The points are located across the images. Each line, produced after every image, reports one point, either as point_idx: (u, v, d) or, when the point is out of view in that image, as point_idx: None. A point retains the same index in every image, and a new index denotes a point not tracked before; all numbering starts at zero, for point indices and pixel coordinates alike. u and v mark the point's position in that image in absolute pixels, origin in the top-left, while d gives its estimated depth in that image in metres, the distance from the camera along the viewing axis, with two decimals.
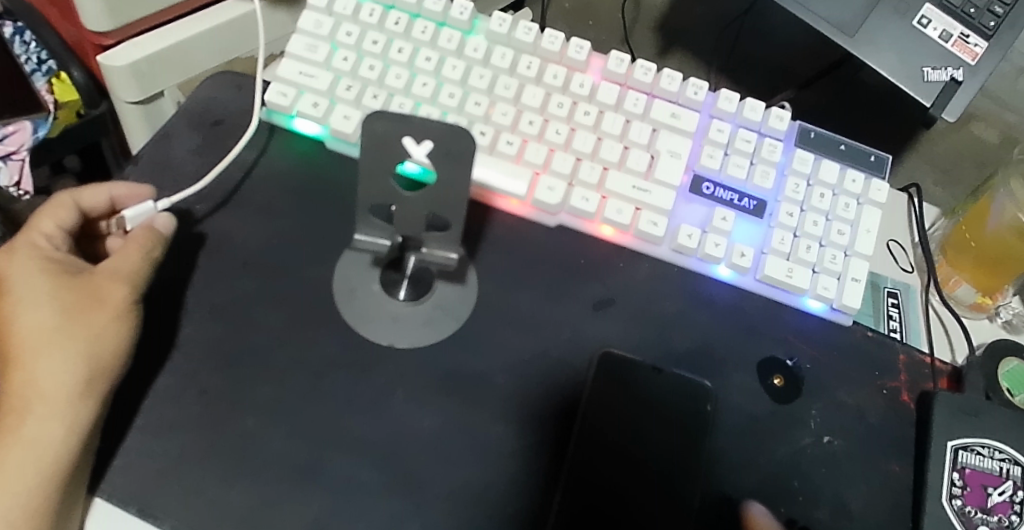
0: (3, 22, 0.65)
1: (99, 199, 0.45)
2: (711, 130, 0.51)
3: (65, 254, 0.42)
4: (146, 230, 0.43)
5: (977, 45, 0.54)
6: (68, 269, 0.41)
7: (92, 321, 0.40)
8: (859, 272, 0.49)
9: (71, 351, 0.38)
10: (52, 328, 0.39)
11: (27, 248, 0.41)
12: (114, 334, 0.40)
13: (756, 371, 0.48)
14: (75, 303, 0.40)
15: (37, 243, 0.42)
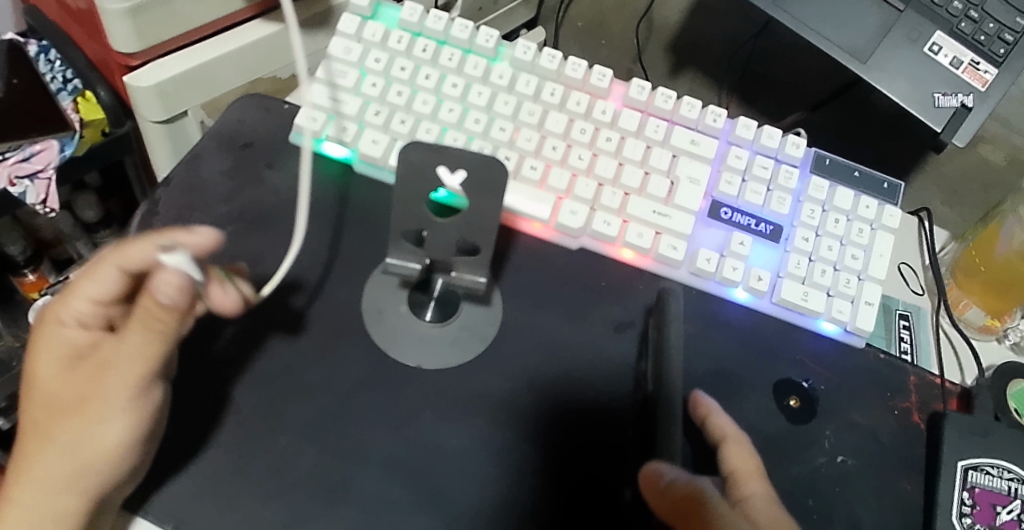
0: (29, 41, 0.65)
1: (140, 258, 0.38)
2: (730, 157, 0.52)
3: (90, 334, 0.41)
4: (157, 298, 0.36)
5: (987, 72, 0.55)
6: (84, 351, 0.40)
7: (76, 420, 0.39)
8: (873, 296, 0.50)
9: (57, 444, 0.39)
10: (47, 419, 0.39)
11: (52, 328, 0.40)
12: (103, 431, 0.39)
13: (772, 392, 0.49)
14: (71, 400, 0.39)
15: (65, 316, 0.40)
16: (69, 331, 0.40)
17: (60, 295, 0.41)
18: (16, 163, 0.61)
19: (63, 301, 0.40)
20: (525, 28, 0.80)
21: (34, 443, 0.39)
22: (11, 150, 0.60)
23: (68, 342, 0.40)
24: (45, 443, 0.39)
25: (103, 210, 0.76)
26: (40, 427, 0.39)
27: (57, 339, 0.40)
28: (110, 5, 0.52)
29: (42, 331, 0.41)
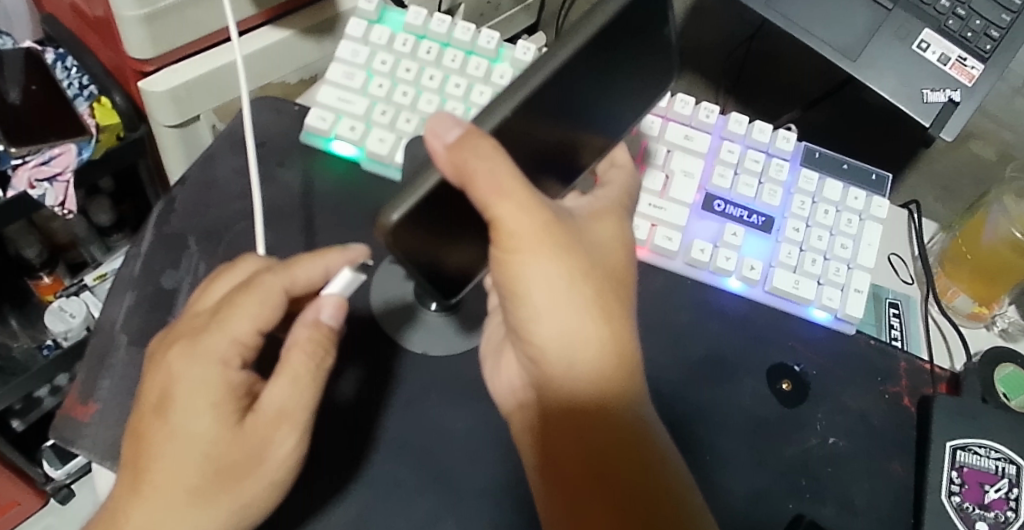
0: (45, 49, 0.67)
1: (312, 275, 0.40)
2: (722, 151, 0.54)
3: (244, 375, 0.39)
4: (314, 329, 0.40)
5: (974, 68, 0.57)
6: (241, 402, 0.39)
7: (243, 486, 0.38)
8: (862, 284, 0.53)
9: (215, 506, 0.38)
10: (201, 478, 0.38)
11: (209, 368, 0.38)
12: (265, 496, 0.39)
13: (766, 376, 0.51)
14: (234, 457, 0.38)
15: (228, 356, 0.39)
16: (229, 374, 0.38)
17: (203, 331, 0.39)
18: (36, 166, 0.62)
19: (218, 334, 0.39)
20: (525, 32, 0.83)
21: (184, 497, 0.37)
22: (32, 153, 0.61)
23: (222, 389, 0.38)
24: (202, 497, 0.38)
25: (117, 215, 0.77)
26: (193, 488, 0.38)
27: (209, 381, 0.38)
28: (127, 12, 0.54)
29: (191, 370, 0.38)
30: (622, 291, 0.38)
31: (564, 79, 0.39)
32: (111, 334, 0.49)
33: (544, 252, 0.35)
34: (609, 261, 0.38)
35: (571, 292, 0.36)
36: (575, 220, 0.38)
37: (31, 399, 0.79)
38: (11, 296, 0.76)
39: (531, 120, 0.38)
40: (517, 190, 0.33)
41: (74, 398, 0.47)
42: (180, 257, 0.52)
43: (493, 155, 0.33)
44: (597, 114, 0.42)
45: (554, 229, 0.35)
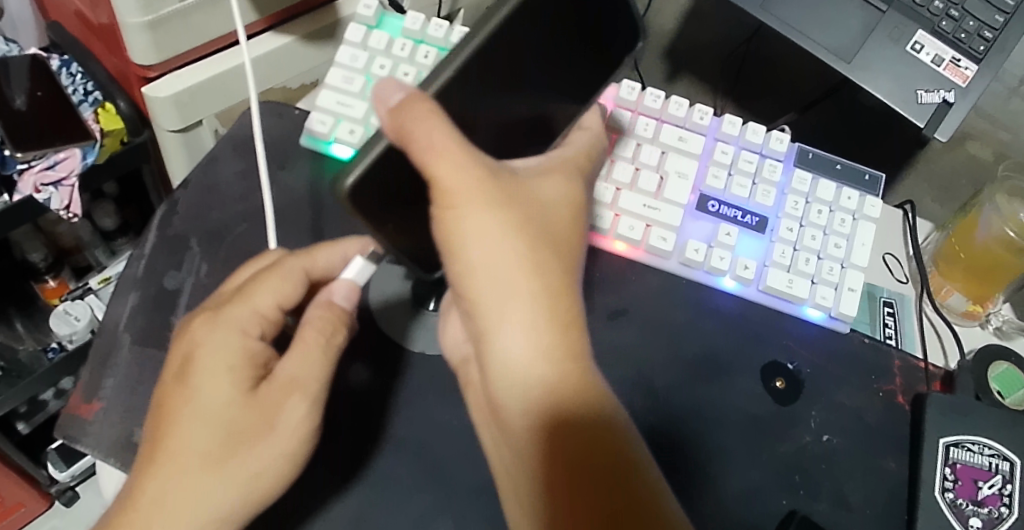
0: (50, 55, 0.67)
1: (328, 259, 0.43)
2: (716, 152, 0.55)
3: (262, 347, 0.41)
4: (327, 307, 0.42)
5: (968, 68, 0.57)
6: (258, 374, 0.40)
7: (254, 455, 0.39)
8: (855, 283, 0.53)
9: (226, 473, 0.38)
10: (215, 442, 0.38)
11: (233, 332, 0.40)
12: (275, 469, 0.39)
13: (760, 374, 0.52)
14: (248, 423, 0.39)
15: (249, 325, 0.41)
16: (249, 343, 0.40)
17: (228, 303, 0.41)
18: (42, 170, 0.63)
19: (242, 303, 0.41)
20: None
21: (195, 460, 0.38)
22: (37, 157, 0.62)
23: (241, 356, 0.40)
24: (214, 464, 0.38)
25: (121, 219, 0.78)
26: (206, 452, 0.38)
27: (230, 344, 0.40)
28: (131, 18, 0.55)
29: (212, 336, 0.40)
30: (571, 252, 0.38)
31: (517, 36, 0.39)
32: (114, 334, 0.50)
33: (482, 211, 0.35)
34: (560, 220, 0.38)
35: (514, 249, 0.35)
36: (523, 179, 0.37)
37: (36, 403, 0.81)
38: (16, 298, 0.77)
39: (487, 78, 0.38)
40: (453, 148, 0.34)
41: (78, 397, 0.48)
42: (183, 258, 0.53)
43: (430, 117, 0.34)
44: (558, 70, 0.43)
45: (493, 188, 0.35)
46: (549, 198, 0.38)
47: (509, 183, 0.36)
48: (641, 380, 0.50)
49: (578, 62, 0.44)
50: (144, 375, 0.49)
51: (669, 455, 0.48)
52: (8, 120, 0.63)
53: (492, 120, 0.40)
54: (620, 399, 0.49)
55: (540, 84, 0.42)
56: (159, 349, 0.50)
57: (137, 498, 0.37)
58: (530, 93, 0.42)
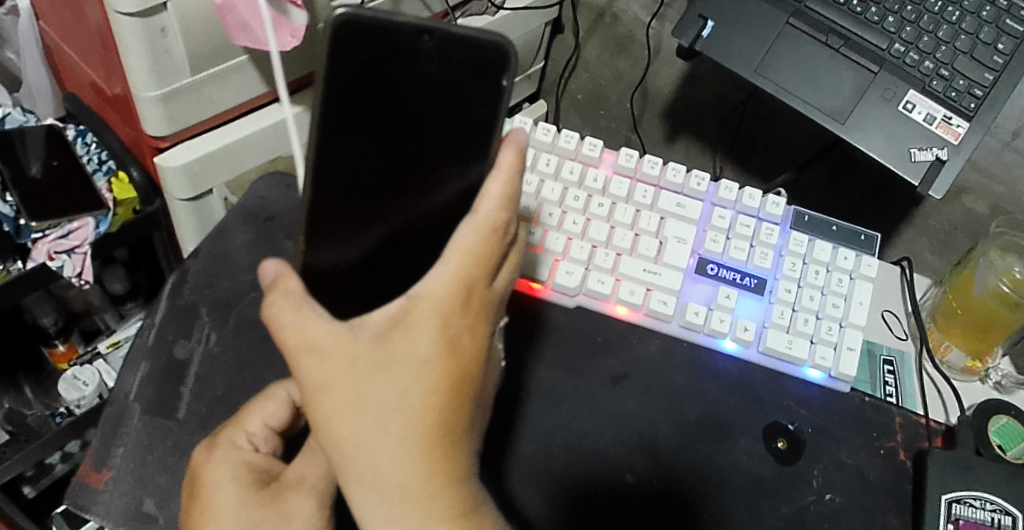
0: (67, 126, 0.70)
1: None
2: (714, 217, 0.56)
3: (263, 456, 0.44)
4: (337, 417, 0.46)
5: (960, 126, 0.58)
6: (263, 478, 0.43)
7: None
8: (854, 342, 0.54)
9: None
10: None
11: (229, 447, 0.43)
12: None
13: (761, 435, 0.53)
14: (264, 517, 0.41)
15: (243, 438, 0.44)
16: (247, 454, 0.43)
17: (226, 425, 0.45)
18: (56, 239, 0.64)
19: (235, 427, 0.44)
20: (525, 101, 0.91)
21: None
22: (52, 227, 0.64)
23: (242, 467, 0.43)
24: None
25: (130, 283, 0.79)
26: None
27: (230, 454, 0.43)
28: (145, 92, 0.57)
29: (212, 457, 0.43)
30: (420, 420, 0.34)
31: (355, 150, 0.39)
32: (124, 403, 0.51)
33: (315, 397, 0.35)
34: (408, 384, 0.35)
35: (349, 432, 0.35)
36: (370, 343, 0.35)
37: (43, 466, 0.82)
38: (27, 363, 0.79)
39: (366, 192, 0.41)
40: (291, 341, 0.36)
41: (88, 467, 0.49)
42: (193, 326, 0.54)
43: (280, 308, 0.37)
44: (442, 131, 0.40)
45: (327, 373, 0.35)
46: (395, 361, 0.35)
47: (347, 358, 0.35)
48: (643, 442, 0.51)
49: (452, 114, 0.39)
50: (154, 444, 0.49)
51: (672, 518, 0.49)
52: (21, 188, 0.64)
53: (421, 211, 0.42)
54: (623, 463, 0.50)
55: (438, 158, 0.41)
56: (168, 419, 0.50)
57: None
58: (435, 163, 0.41)
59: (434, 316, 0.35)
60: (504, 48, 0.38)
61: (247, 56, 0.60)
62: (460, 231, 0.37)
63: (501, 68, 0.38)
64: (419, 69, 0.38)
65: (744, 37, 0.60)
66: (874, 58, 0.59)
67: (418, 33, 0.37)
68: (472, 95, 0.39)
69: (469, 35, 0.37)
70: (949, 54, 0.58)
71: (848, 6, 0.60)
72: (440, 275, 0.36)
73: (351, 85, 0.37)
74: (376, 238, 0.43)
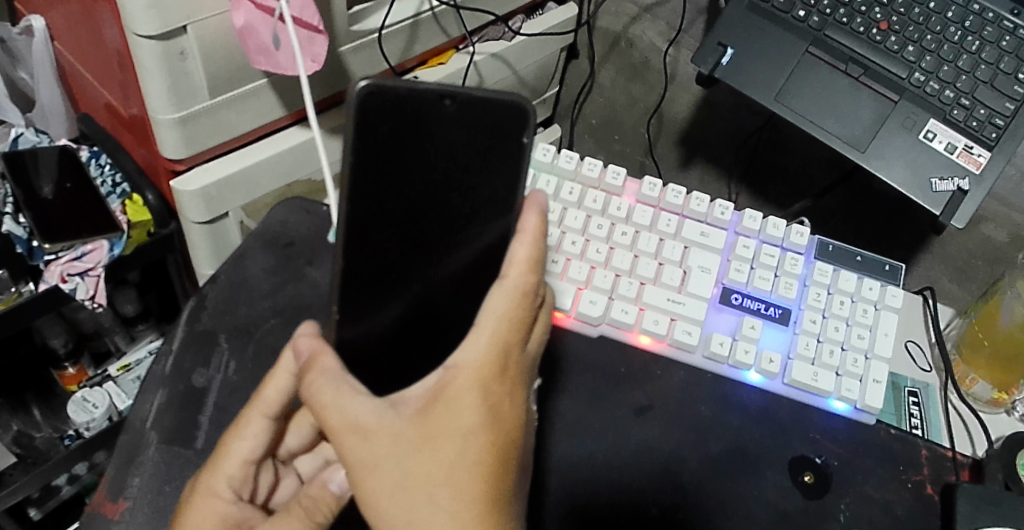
0: (81, 147, 0.70)
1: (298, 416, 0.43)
2: (738, 246, 0.56)
3: (242, 507, 0.44)
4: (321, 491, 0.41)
5: (981, 155, 0.57)
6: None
7: None
8: (880, 374, 0.53)
9: None
10: None
11: (209, 499, 0.44)
12: None
13: (787, 469, 0.52)
14: None
15: (222, 487, 0.44)
16: (226, 509, 0.44)
17: (209, 466, 0.45)
18: (70, 261, 0.63)
19: (215, 473, 0.44)
20: (541, 125, 0.91)
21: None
22: (66, 249, 0.63)
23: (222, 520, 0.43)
24: None
25: (141, 305, 0.78)
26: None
27: (211, 507, 0.43)
28: (163, 115, 0.56)
29: (194, 508, 0.44)
30: (469, 490, 0.35)
31: (379, 215, 0.41)
32: (140, 432, 0.50)
33: (362, 477, 0.36)
34: (456, 458, 0.35)
35: (402, 512, 0.35)
36: (412, 418, 0.36)
37: (49, 488, 0.81)
38: (37, 384, 0.78)
39: (392, 261, 0.42)
40: (333, 421, 0.37)
41: (104, 496, 0.48)
42: (211, 354, 0.53)
43: (325, 387, 0.38)
44: (467, 194, 0.41)
45: (371, 452, 0.36)
46: (442, 435, 0.36)
47: (393, 436, 0.36)
48: (667, 474, 0.50)
49: (475, 175, 0.41)
50: (171, 474, 0.49)
51: None
52: (36, 210, 0.64)
53: (449, 277, 0.43)
54: (648, 497, 0.49)
55: (461, 221, 0.42)
56: (186, 448, 0.49)
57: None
58: (461, 225, 0.42)
59: (474, 385, 0.36)
60: (522, 107, 0.40)
61: (266, 80, 0.60)
62: (491, 298, 0.38)
63: (520, 125, 0.41)
64: (442, 132, 0.40)
65: (764, 65, 0.59)
66: (895, 87, 0.58)
67: (439, 98, 0.39)
68: (495, 157, 0.41)
69: (489, 97, 0.40)
70: (969, 83, 0.58)
71: (867, 34, 0.59)
72: (479, 345, 0.37)
73: (376, 152, 0.39)
74: (404, 306, 0.43)
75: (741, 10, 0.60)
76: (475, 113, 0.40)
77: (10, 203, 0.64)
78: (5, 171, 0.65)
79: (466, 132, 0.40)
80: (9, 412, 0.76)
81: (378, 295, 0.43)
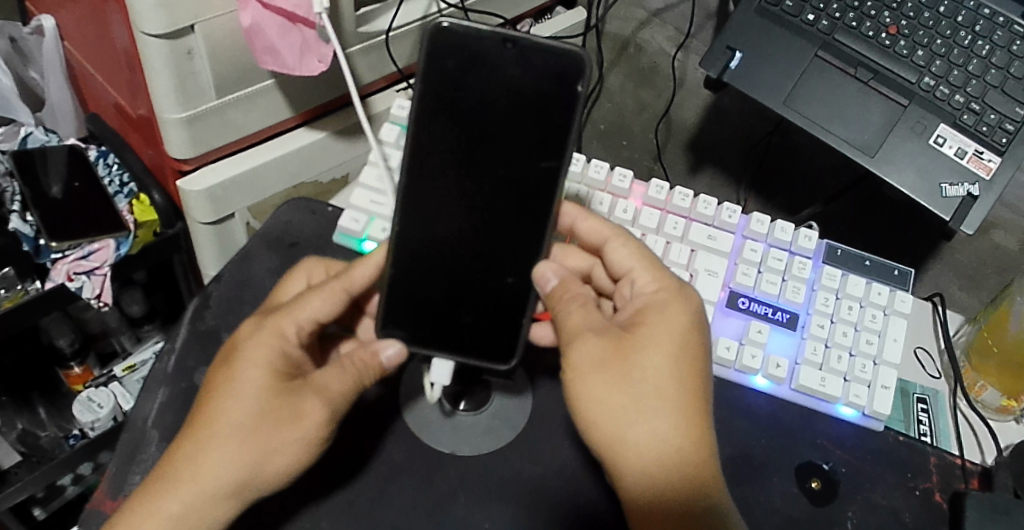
0: (89, 147, 0.70)
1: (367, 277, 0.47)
2: (745, 250, 0.56)
3: (298, 353, 0.46)
4: (368, 356, 0.46)
5: (991, 160, 0.57)
6: (289, 373, 0.45)
7: (275, 435, 0.43)
8: (888, 380, 0.53)
9: (234, 453, 0.43)
10: (246, 423, 0.43)
11: (274, 335, 0.45)
12: (287, 454, 0.44)
13: (794, 476, 0.51)
14: (276, 409, 0.44)
15: (288, 331, 0.46)
16: (287, 348, 0.46)
17: (279, 310, 0.46)
18: (76, 260, 0.63)
19: (285, 315, 0.46)
20: None
21: (227, 433, 0.43)
22: (72, 248, 0.63)
23: (279, 357, 0.45)
24: (237, 439, 0.43)
25: (148, 306, 0.78)
26: (241, 424, 0.43)
27: (275, 341, 0.45)
28: (170, 114, 0.56)
29: (253, 343, 0.45)
30: (693, 380, 0.44)
31: (445, 141, 0.47)
32: (142, 430, 0.50)
33: (598, 375, 0.44)
34: (678, 353, 0.44)
35: (634, 394, 0.43)
36: (631, 328, 0.45)
37: (54, 488, 0.81)
38: (42, 383, 0.78)
39: (458, 189, 0.48)
40: (574, 328, 0.45)
41: (104, 493, 0.48)
42: (213, 353, 0.53)
43: (561, 305, 0.47)
44: (524, 132, 0.47)
45: (604, 351, 0.44)
46: (655, 339, 0.44)
47: (633, 340, 0.44)
48: None
49: (531, 117, 0.47)
50: None
51: None
52: (43, 208, 0.64)
53: (504, 206, 0.48)
54: None
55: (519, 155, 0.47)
56: None
57: (176, 457, 0.44)
58: (516, 162, 0.47)
59: (673, 299, 0.46)
60: (576, 54, 0.45)
61: (274, 80, 0.60)
62: (618, 251, 0.49)
63: (577, 74, 0.46)
64: (502, 72, 0.46)
65: (773, 68, 0.59)
66: (904, 91, 0.58)
67: (503, 41, 0.46)
68: (550, 98, 0.46)
69: (550, 45, 0.46)
70: (979, 88, 0.58)
71: (877, 39, 0.59)
72: (665, 274, 0.47)
73: (446, 83, 0.46)
74: (460, 234, 0.48)
75: (749, 13, 0.60)
76: (532, 57, 0.46)
77: (18, 202, 0.64)
78: (14, 169, 0.65)
79: (520, 73, 0.46)
80: (14, 410, 0.76)
81: (448, 222, 0.48)
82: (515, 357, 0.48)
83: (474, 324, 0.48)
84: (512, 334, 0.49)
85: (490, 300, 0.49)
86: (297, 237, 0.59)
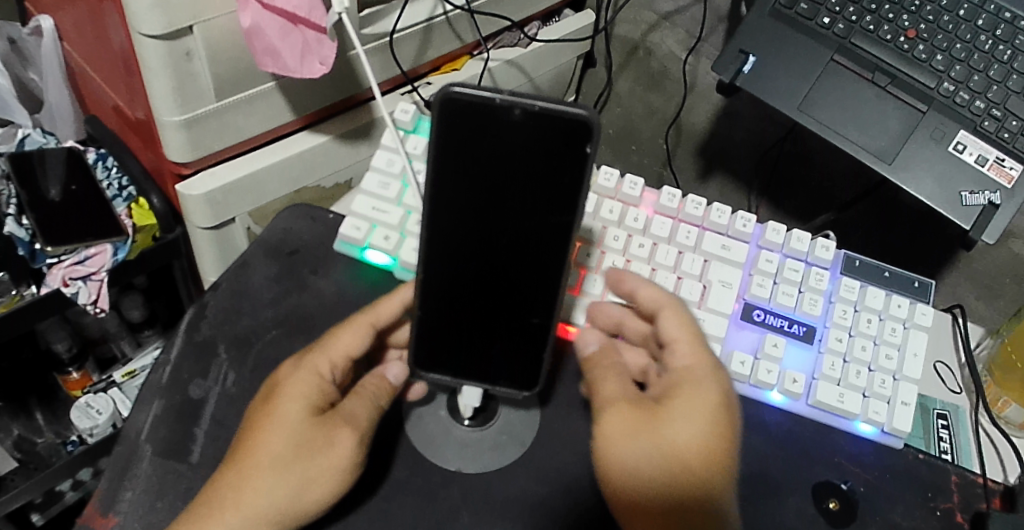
0: (87, 149, 0.68)
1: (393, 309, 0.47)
2: (760, 261, 0.54)
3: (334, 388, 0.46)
4: (377, 379, 0.47)
5: (1013, 168, 0.55)
6: (322, 407, 0.45)
7: (314, 464, 0.43)
8: (908, 396, 0.51)
9: (273, 484, 0.42)
10: (280, 455, 0.42)
11: (311, 371, 0.45)
12: (325, 484, 0.43)
13: (812, 494, 0.49)
14: (313, 439, 0.43)
15: (325, 368, 0.46)
16: (322, 383, 0.45)
17: (314, 350, 0.47)
18: (72, 265, 0.62)
19: (319, 352, 0.46)
20: None
21: (261, 464, 0.42)
22: (68, 253, 0.61)
23: (315, 391, 0.45)
24: (276, 471, 0.42)
25: (148, 311, 0.77)
26: (279, 456, 0.42)
27: (309, 378, 0.45)
28: (168, 117, 0.55)
29: (293, 377, 0.45)
30: (719, 461, 0.43)
31: (455, 202, 0.43)
32: (135, 444, 0.48)
33: (625, 450, 0.43)
34: (708, 435, 0.43)
35: (657, 473, 0.42)
36: (663, 402, 0.44)
37: (53, 494, 0.79)
38: (40, 390, 0.77)
39: (472, 245, 0.44)
40: (607, 399, 0.44)
41: (95, 509, 0.46)
42: (210, 364, 0.52)
43: (598, 375, 0.46)
44: (534, 193, 0.42)
45: (632, 425, 0.43)
46: (686, 416, 0.43)
47: (662, 415, 0.43)
48: None
49: (543, 176, 0.42)
50: (165, 489, 0.47)
51: None
52: (38, 212, 0.62)
53: (519, 263, 0.44)
54: None
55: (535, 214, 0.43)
56: (182, 461, 0.48)
57: (222, 491, 0.43)
58: (527, 217, 0.43)
59: (708, 374, 0.45)
60: (589, 120, 0.40)
61: (274, 82, 0.58)
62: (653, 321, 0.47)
63: (586, 137, 0.41)
64: (509, 138, 0.41)
65: (789, 74, 0.57)
66: (922, 97, 0.56)
67: (509, 106, 0.40)
68: (561, 159, 0.41)
69: (559, 108, 0.40)
70: (1000, 93, 0.56)
71: (894, 42, 0.57)
72: (700, 347, 0.46)
73: (455, 148, 0.42)
74: (475, 285, 0.45)
75: (763, 17, 0.58)
76: (542, 122, 0.41)
77: (14, 205, 0.62)
78: (11, 173, 0.64)
79: (529, 139, 0.41)
80: (9, 416, 0.74)
81: (466, 276, 0.45)
82: (539, 384, 0.48)
83: (503, 356, 0.47)
84: (536, 361, 0.47)
85: (515, 339, 0.47)
86: (296, 245, 0.58)
